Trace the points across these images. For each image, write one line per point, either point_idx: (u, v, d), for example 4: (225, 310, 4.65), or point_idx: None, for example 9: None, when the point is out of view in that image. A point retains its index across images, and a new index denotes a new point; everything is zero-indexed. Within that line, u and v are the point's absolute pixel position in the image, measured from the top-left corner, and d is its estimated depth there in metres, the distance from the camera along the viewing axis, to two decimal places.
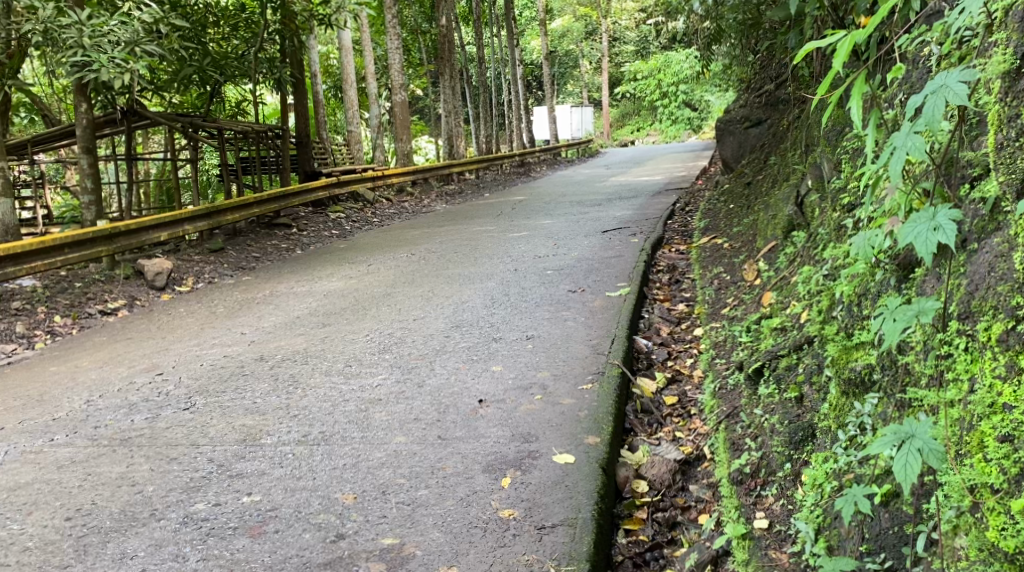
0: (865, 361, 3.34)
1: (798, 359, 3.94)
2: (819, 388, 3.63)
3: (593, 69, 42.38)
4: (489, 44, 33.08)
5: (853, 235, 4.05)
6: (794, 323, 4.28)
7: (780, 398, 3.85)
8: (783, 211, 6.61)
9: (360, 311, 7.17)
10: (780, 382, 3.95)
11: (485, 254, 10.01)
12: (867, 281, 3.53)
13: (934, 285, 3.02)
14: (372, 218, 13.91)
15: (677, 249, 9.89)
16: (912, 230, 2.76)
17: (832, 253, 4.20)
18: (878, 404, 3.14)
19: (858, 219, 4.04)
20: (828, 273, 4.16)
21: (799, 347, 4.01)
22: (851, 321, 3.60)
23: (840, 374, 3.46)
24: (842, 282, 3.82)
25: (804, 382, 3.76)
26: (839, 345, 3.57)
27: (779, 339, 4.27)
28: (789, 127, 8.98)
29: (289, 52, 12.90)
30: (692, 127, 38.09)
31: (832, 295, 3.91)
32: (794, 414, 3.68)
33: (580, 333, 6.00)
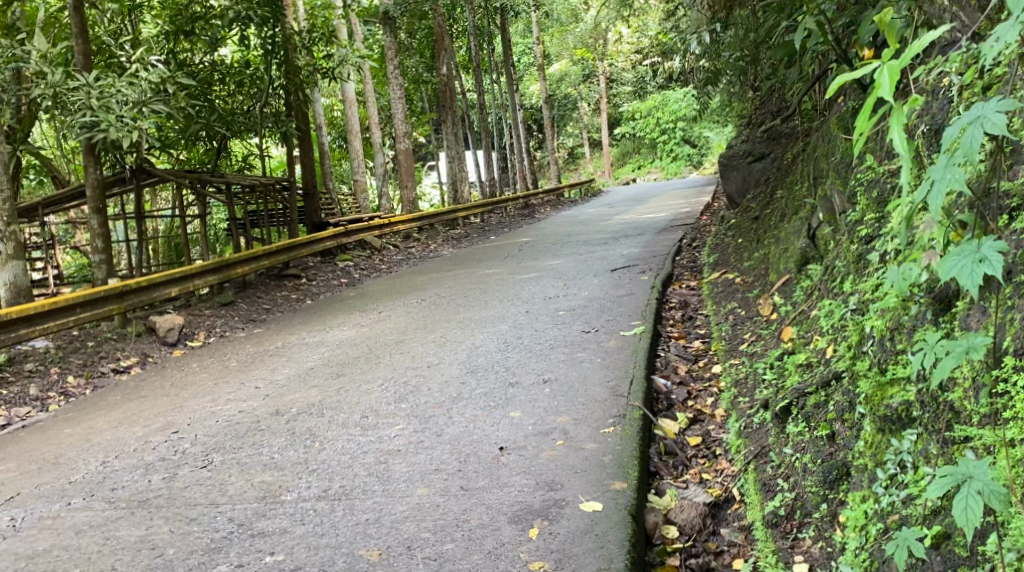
0: (900, 396, 3.29)
1: (826, 396, 3.87)
2: (852, 425, 3.57)
3: (592, 110, 42.79)
4: (489, 90, 33.40)
5: (880, 267, 3.99)
6: (819, 359, 4.22)
7: (811, 436, 3.78)
8: (795, 244, 6.59)
9: (373, 359, 7.13)
10: (809, 419, 3.88)
11: (496, 297, 9.98)
12: (900, 315, 3.48)
13: (979, 319, 3.02)
14: (380, 265, 13.93)
15: (687, 285, 9.87)
16: (955, 264, 2.69)
17: (858, 288, 4.15)
18: (919, 439, 3.11)
19: (882, 252, 3.99)
20: (854, 307, 4.10)
21: (827, 383, 3.93)
22: (883, 355, 3.54)
23: (874, 411, 3.40)
24: (870, 316, 3.77)
25: (834, 419, 3.69)
26: (873, 381, 3.50)
27: (806, 374, 4.22)
28: (795, 160, 9.01)
29: (294, 106, 13.04)
30: (692, 163, 38.45)
31: (860, 330, 3.85)
32: (826, 452, 3.62)
33: (597, 374, 5.95)
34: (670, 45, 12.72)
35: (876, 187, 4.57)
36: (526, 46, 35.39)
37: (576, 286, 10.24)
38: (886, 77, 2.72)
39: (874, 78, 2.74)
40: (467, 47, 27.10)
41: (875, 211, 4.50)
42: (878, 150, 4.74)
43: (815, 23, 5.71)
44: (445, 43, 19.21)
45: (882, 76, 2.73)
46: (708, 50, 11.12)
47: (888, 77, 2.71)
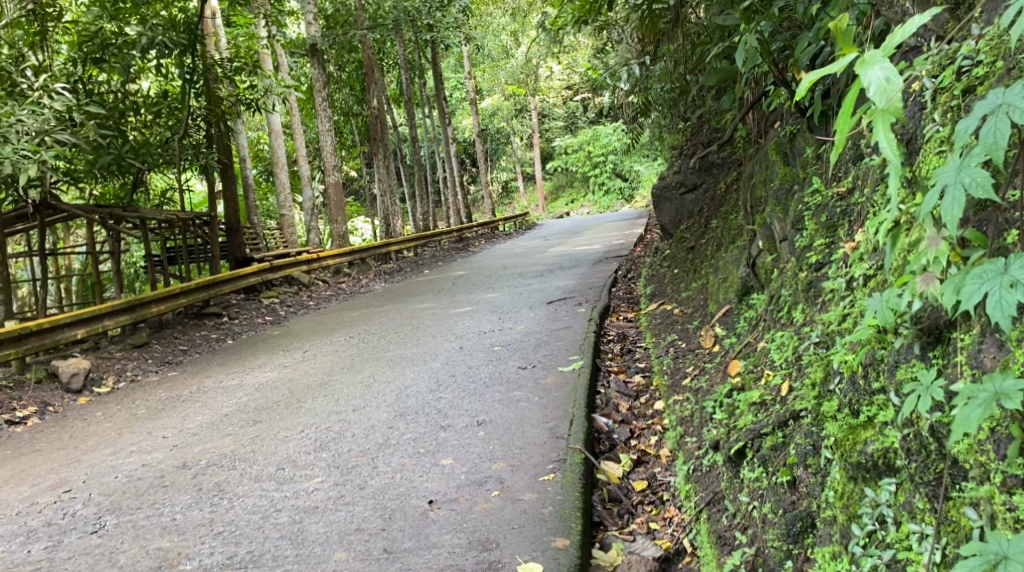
0: (876, 440, 3.06)
1: (785, 438, 3.57)
2: (817, 471, 3.28)
3: (525, 145, 42.75)
4: (421, 124, 32.97)
5: (846, 296, 3.72)
6: (774, 397, 3.90)
7: (771, 481, 3.46)
8: (735, 273, 6.40)
9: (294, 403, 6.61)
10: (766, 464, 3.55)
11: (428, 333, 9.57)
12: (876, 348, 3.24)
13: (995, 356, 2.72)
14: (308, 302, 13.40)
15: (625, 317, 9.65)
16: (980, 287, 2.65)
17: (818, 320, 3.87)
18: (899, 490, 2.90)
19: (847, 279, 3.75)
20: (816, 340, 3.82)
21: (784, 424, 3.63)
22: (854, 395, 3.29)
23: (845, 458, 3.15)
24: (837, 351, 3.52)
25: (795, 463, 3.38)
26: (843, 424, 3.25)
27: (758, 411, 3.92)
28: (729, 190, 8.89)
29: (216, 137, 12.47)
30: (623, 197, 38.81)
31: (824, 365, 3.58)
32: (788, 502, 3.33)
33: (535, 414, 5.57)
34: (600, 77, 12.55)
35: (827, 212, 4.37)
36: (458, 82, 35.14)
37: (512, 320, 9.89)
38: (878, 74, 2.68)
39: (867, 75, 2.70)
40: (398, 82, 26.75)
41: (825, 235, 4.30)
42: (831, 175, 4.53)
43: (758, 40, 5.36)
44: (375, 76, 18.85)
45: (873, 72, 2.69)
46: (638, 81, 11.05)
47: (877, 73, 2.68)
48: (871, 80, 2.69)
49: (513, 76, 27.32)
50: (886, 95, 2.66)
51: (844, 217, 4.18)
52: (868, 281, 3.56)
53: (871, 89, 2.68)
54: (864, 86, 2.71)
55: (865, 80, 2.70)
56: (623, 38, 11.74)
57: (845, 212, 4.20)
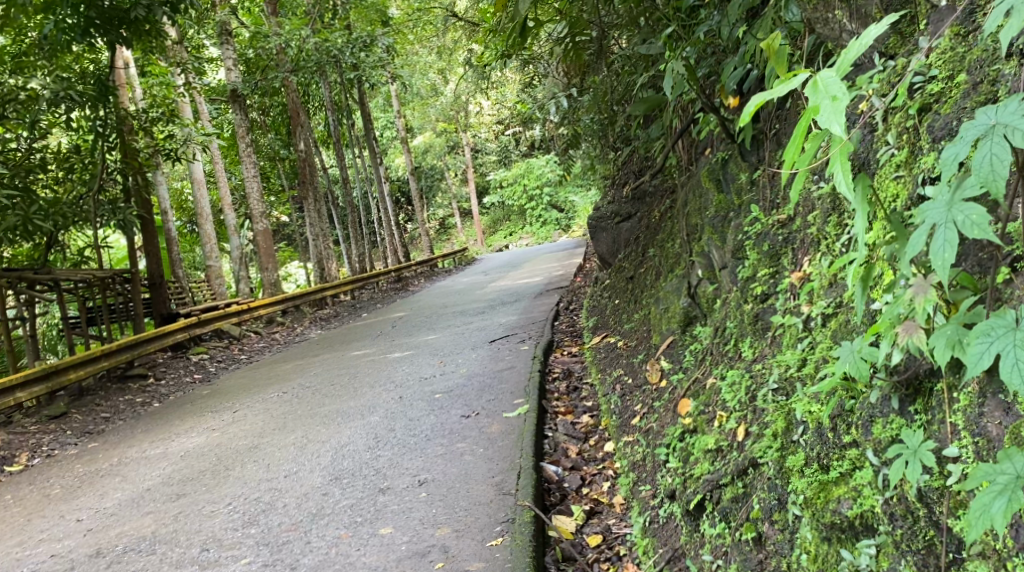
0: (851, 499, 2.97)
1: (746, 488, 3.43)
2: (784, 527, 3.17)
3: (459, 181, 42.55)
4: (352, 164, 32.46)
5: (805, 337, 3.56)
6: (729, 442, 3.68)
7: (734, 538, 3.34)
8: (677, 304, 6.26)
9: (222, 472, 6.25)
10: (728, 518, 3.43)
11: (366, 382, 9.22)
12: (848, 401, 3.15)
13: (1002, 422, 2.63)
14: (240, 356, 12.89)
15: (568, 351, 9.44)
16: (990, 344, 2.53)
17: (777, 363, 3.66)
18: (879, 554, 2.84)
19: (809, 318, 3.58)
20: (773, 386, 3.62)
21: (743, 473, 3.48)
22: (822, 449, 3.18)
23: (817, 517, 3.05)
24: (800, 399, 3.39)
25: (760, 518, 3.27)
26: (811, 481, 3.14)
27: (714, 459, 3.74)
28: (663, 218, 8.83)
29: (134, 191, 11.92)
30: (560, 227, 39.05)
31: (786, 415, 3.42)
32: (754, 561, 3.21)
33: (479, 468, 5.27)
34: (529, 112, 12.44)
35: (768, 241, 4.20)
36: (387, 121, 34.80)
37: (453, 362, 9.59)
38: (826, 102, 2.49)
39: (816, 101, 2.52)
40: (326, 123, 26.31)
41: (768, 265, 4.15)
42: (768, 203, 4.44)
43: (683, 66, 5.20)
44: (301, 119, 18.50)
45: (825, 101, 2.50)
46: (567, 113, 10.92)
47: (827, 98, 2.50)
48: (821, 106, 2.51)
49: (443, 114, 27.15)
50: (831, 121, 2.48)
51: (787, 246, 4.05)
52: (829, 319, 3.44)
53: (820, 113, 2.51)
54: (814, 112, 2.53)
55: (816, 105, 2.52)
56: (549, 72, 11.63)
57: (787, 240, 4.06)
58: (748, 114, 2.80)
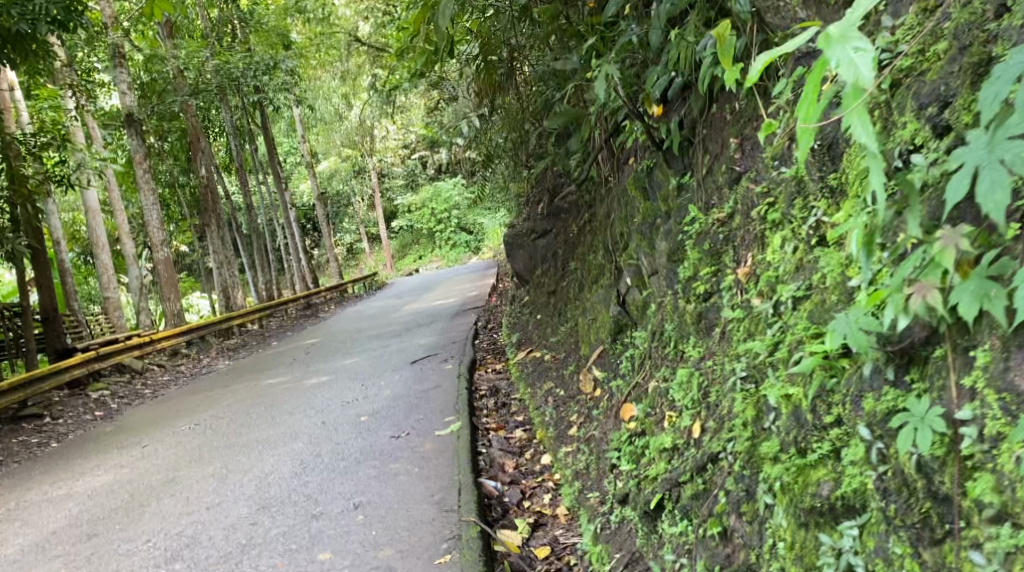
0: (832, 481, 3.06)
1: (705, 485, 3.62)
2: (752, 519, 3.32)
3: (366, 205, 42.02)
4: (255, 191, 31.61)
5: (773, 322, 3.60)
6: (686, 440, 3.88)
7: (700, 533, 3.53)
8: (605, 313, 6.27)
9: (135, 509, 5.91)
10: (689, 516, 3.63)
11: (284, 409, 8.91)
12: (829, 378, 3.20)
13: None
14: (143, 390, 12.29)
15: (493, 368, 9.36)
16: None
17: (738, 354, 3.74)
18: (862, 535, 2.93)
19: (782, 300, 3.60)
20: (742, 374, 3.66)
21: (703, 468, 3.67)
22: (802, 431, 3.24)
23: (796, 502, 3.14)
24: (772, 383, 3.44)
25: (726, 513, 3.43)
26: (790, 465, 3.22)
27: (670, 459, 3.93)
28: (582, 232, 8.87)
29: (23, 219, 11.25)
30: (470, 250, 38.90)
31: (757, 402, 3.51)
32: (724, 556, 3.38)
33: (417, 488, 5.11)
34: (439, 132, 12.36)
35: (708, 240, 4.28)
36: (291, 146, 34.07)
37: (374, 385, 9.38)
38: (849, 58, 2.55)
39: (838, 57, 2.56)
40: (226, 149, 25.55)
41: (710, 263, 4.26)
42: (705, 198, 4.53)
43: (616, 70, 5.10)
44: (202, 144, 17.98)
45: (845, 58, 2.56)
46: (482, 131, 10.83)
47: (849, 50, 2.55)
48: (841, 59, 2.56)
49: (348, 138, 26.71)
50: (855, 72, 2.54)
51: (728, 243, 4.15)
52: (800, 303, 3.47)
53: (840, 68, 2.56)
54: (834, 66, 2.57)
55: (834, 58, 2.57)
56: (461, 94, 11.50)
57: (729, 237, 4.16)
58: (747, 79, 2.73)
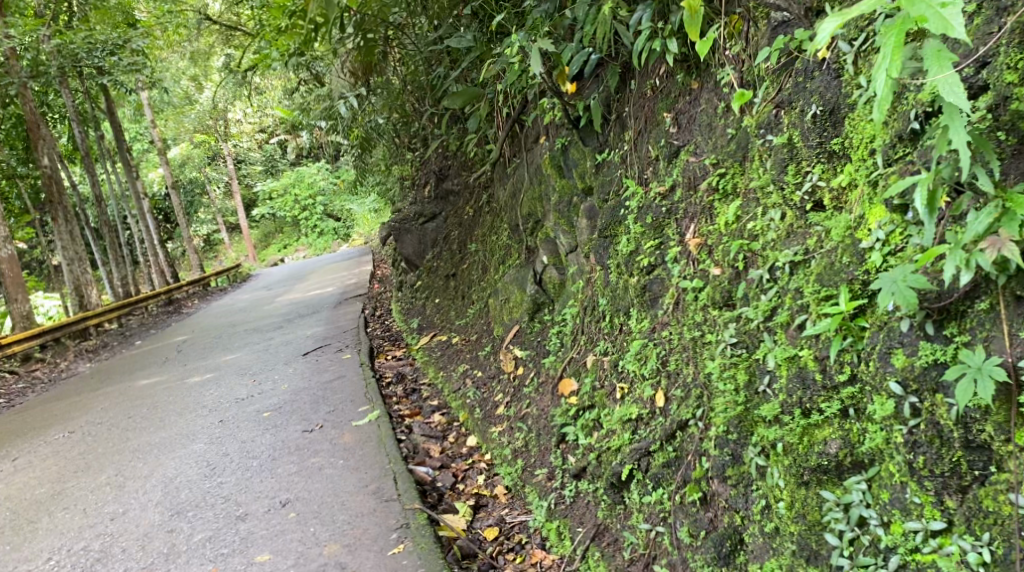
0: (840, 439, 3.34)
1: (676, 452, 3.96)
2: (738, 483, 3.65)
3: (225, 193, 40.20)
4: (104, 181, 29.63)
5: (770, 288, 3.74)
6: (649, 410, 4.21)
7: (678, 500, 3.86)
8: (519, 293, 6.28)
9: (27, 526, 5.46)
10: (661, 485, 3.98)
11: (173, 410, 8.45)
12: (844, 338, 3.38)
13: None
14: (1, 400, 11.35)
15: (393, 354, 9.21)
16: None
17: (711, 324, 3.98)
18: (872, 489, 3.24)
19: (770, 269, 3.76)
20: (731, 340, 3.83)
21: (671, 436, 4.01)
22: (807, 392, 3.47)
23: (802, 461, 3.42)
24: (772, 344, 3.64)
25: (704, 479, 3.78)
26: (798, 426, 3.47)
27: (635, 429, 4.24)
28: (478, 213, 8.82)
29: None
30: (339, 236, 37.97)
31: (750, 364, 3.72)
32: (705, 520, 3.73)
33: (347, 481, 5.01)
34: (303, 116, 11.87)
35: (651, 213, 4.57)
36: (139, 134, 32.07)
37: (268, 379, 9.04)
38: (938, 15, 2.75)
39: (926, 14, 2.77)
40: (69, 136, 23.77)
41: (653, 236, 4.55)
42: (637, 170, 4.84)
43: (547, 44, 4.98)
44: (43, 131, 15.72)
45: (937, 15, 2.76)
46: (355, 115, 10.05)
47: (934, 5, 2.76)
48: (926, 13, 2.76)
49: (202, 123, 25.32)
50: (944, 25, 2.74)
51: (670, 217, 4.47)
52: (799, 270, 3.63)
53: (930, 23, 2.76)
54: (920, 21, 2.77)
55: (919, 15, 2.78)
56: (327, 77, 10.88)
57: (670, 211, 4.47)
58: (818, 45, 2.88)
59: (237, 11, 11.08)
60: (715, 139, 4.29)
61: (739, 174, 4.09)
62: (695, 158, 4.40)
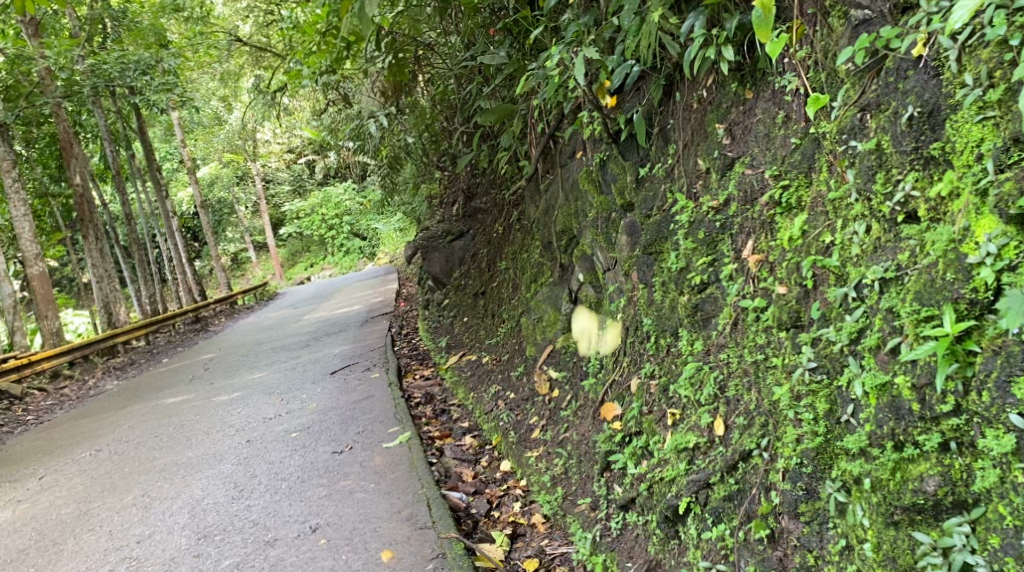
0: (939, 476, 3.14)
1: (738, 484, 3.75)
2: (812, 520, 3.47)
3: (252, 212, 40.34)
4: (133, 200, 29.81)
5: (856, 307, 3.51)
6: (706, 440, 3.99)
7: (742, 538, 3.64)
8: (553, 312, 6.08)
9: (52, 548, 5.32)
10: (720, 519, 3.77)
11: (199, 429, 8.30)
12: (955, 362, 3.14)
13: None
14: (28, 418, 11.29)
15: (421, 374, 9.02)
16: None
17: (779, 348, 3.79)
18: (977, 532, 3.03)
19: (854, 287, 3.53)
20: (810, 364, 3.61)
21: (732, 468, 3.81)
22: (904, 421, 3.25)
23: (896, 499, 3.22)
24: (863, 368, 3.41)
25: (771, 515, 3.59)
26: (892, 459, 3.26)
27: (691, 459, 4.02)
28: (507, 231, 8.65)
29: None
30: (364, 255, 37.95)
31: (831, 390, 3.51)
32: (775, 559, 3.53)
33: (380, 507, 4.84)
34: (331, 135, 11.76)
35: (703, 229, 4.38)
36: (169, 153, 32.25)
37: (296, 399, 8.87)
38: None
39: None
40: (100, 156, 23.91)
41: (705, 254, 4.37)
42: (686, 184, 4.65)
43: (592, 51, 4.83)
44: (74, 149, 15.77)
45: None
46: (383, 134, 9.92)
47: None
48: None
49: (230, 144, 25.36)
50: None
51: (724, 233, 4.28)
52: (891, 287, 3.40)
53: None
54: None
55: None
56: (355, 97, 10.81)
57: (724, 227, 4.28)
58: None
59: (266, 31, 11.03)
60: (781, 149, 4.08)
61: (811, 186, 3.87)
62: (752, 169, 4.22)
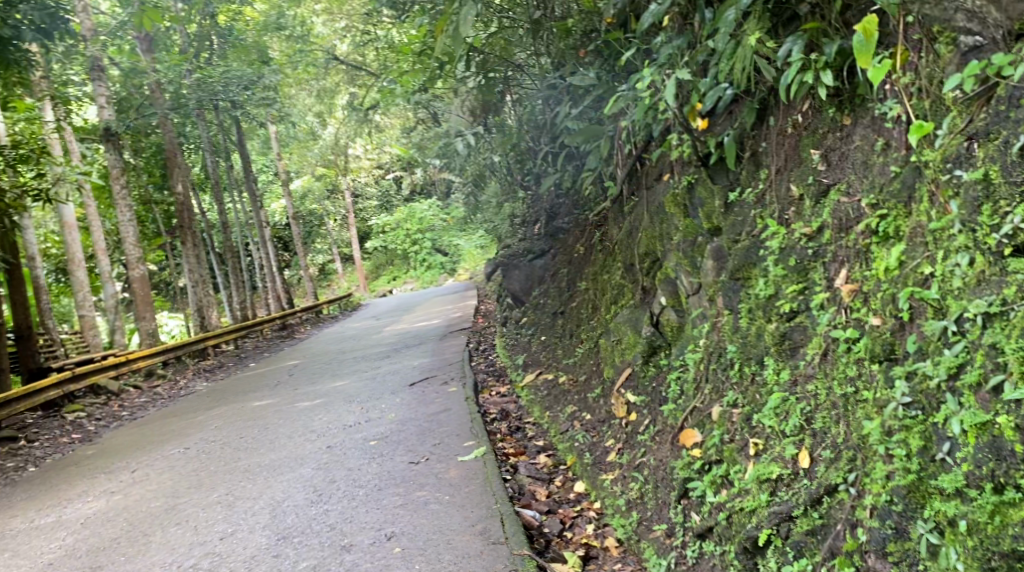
0: None
1: (822, 519, 3.65)
2: (900, 561, 3.33)
3: (340, 225, 41.20)
4: (229, 208, 30.81)
5: (958, 342, 3.38)
6: (788, 471, 3.90)
7: None
8: (634, 334, 6.03)
9: (140, 539, 5.51)
10: (801, 554, 3.66)
11: (282, 434, 8.49)
12: None
13: None
14: (122, 413, 11.73)
15: (497, 391, 9.04)
16: None
17: (873, 380, 3.68)
18: None
19: (956, 322, 3.40)
20: (906, 399, 3.49)
21: (816, 501, 3.70)
22: (1006, 464, 3.11)
23: (993, 545, 3.08)
24: (964, 405, 3.28)
25: (855, 552, 3.47)
26: (990, 502, 3.12)
27: (773, 490, 3.91)
28: (589, 252, 8.64)
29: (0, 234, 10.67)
30: (446, 270, 38.30)
31: (928, 426, 3.38)
32: None
33: (453, 519, 4.86)
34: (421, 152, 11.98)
35: (796, 256, 4.30)
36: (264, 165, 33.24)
37: (375, 408, 9.00)
38: None
39: None
40: (200, 166, 24.81)
41: (796, 281, 4.29)
42: (778, 210, 4.58)
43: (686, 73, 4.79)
44: (178, 159, 16.44)
45: None
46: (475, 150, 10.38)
47: None
48: None
49: (323, 158, 26.01)
50: None
51: (816, 260, 4.19)
52: (996, 322, 3.26)
53: None
54: None
55: None
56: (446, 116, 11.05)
57: (817, 254, 4.20)
58: None
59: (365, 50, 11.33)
60: (880, 178, 3.98)
61: (911, 215, 3.76)
62: (847, 198, 4.13)
